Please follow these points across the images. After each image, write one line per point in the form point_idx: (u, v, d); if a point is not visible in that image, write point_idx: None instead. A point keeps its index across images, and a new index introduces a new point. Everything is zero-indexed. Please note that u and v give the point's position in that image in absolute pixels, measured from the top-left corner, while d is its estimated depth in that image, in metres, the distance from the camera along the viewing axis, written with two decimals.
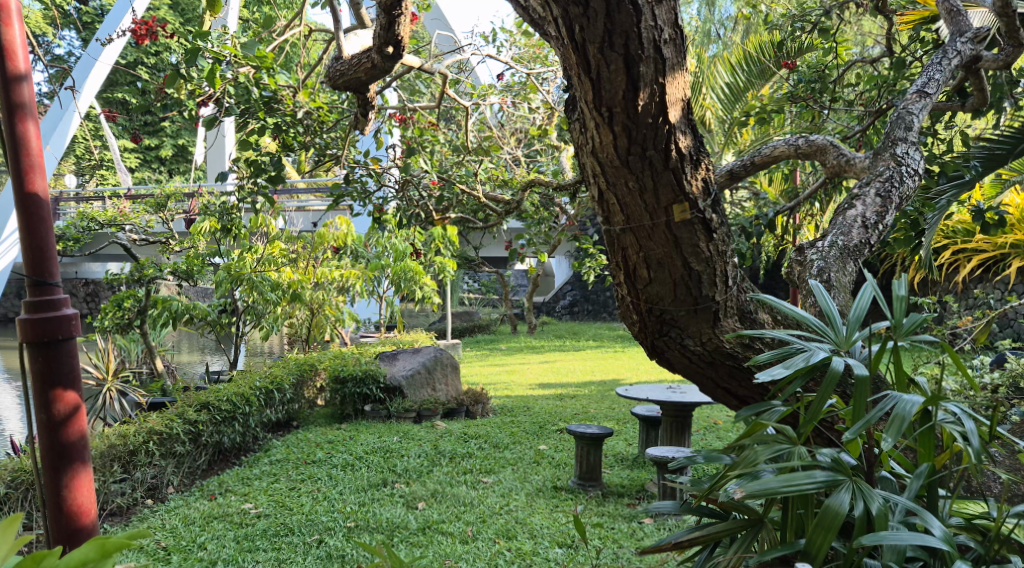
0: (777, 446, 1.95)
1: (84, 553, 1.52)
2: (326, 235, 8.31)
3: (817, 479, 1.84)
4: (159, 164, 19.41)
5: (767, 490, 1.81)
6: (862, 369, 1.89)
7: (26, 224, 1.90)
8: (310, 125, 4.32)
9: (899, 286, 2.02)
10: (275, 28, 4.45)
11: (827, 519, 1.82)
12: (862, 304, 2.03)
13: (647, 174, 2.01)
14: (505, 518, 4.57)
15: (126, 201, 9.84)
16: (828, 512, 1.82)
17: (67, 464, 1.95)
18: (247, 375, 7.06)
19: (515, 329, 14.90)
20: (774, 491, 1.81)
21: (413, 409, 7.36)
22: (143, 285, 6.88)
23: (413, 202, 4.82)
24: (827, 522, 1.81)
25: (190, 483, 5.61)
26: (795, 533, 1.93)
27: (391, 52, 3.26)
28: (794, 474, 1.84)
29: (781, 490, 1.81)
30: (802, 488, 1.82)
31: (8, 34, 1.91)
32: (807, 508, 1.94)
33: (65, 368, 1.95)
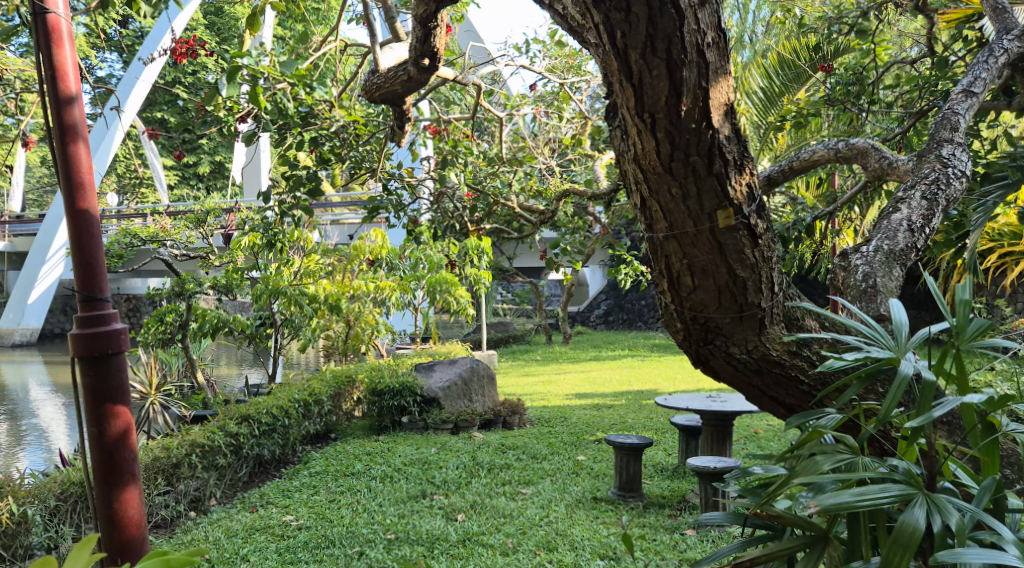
0: (837, 458, 1.92)
1: None
2: (362, 247, 8.39)
3: (890, 493, 1.79)
4: (196, 180, 19.80)
5: (845, 505, 1.74)
6: (929, 374, 1.84)
7: (75, 240, 1.91)
8: (345, 138, 4.38)
9: (960, 289, 1.95)
10: (311, 44, 4.51)
11: (903, 537, 1.74)
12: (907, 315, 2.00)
13: (690, 179, 1.98)
14: (545, 530, 4.55)
15: (167, 217, 10.03)
16: (904, 530, 1.75)
17: (117, 479, 1.95)
18: (285, 387, 7.13)
19: (550, 339, 14.88)
20: (849, 506, 1.74)
21: (449, 420, 7.37)
22: (184, 300, 7.01)
23: (448, 213, 4.84)
24: (904, 540, 1.73)
25: (231, 495, 5.68)
26: (865, 550, 1.86)
27: (427, 64, 3.29)
28: (867, 489, 1.78)
29: (857, 505, 1.74)
30: (876, 502, 1.76)
31: (60, 55, 1.93)
32: (876, 524, 1.88)
33: (115, 384, 1.95)
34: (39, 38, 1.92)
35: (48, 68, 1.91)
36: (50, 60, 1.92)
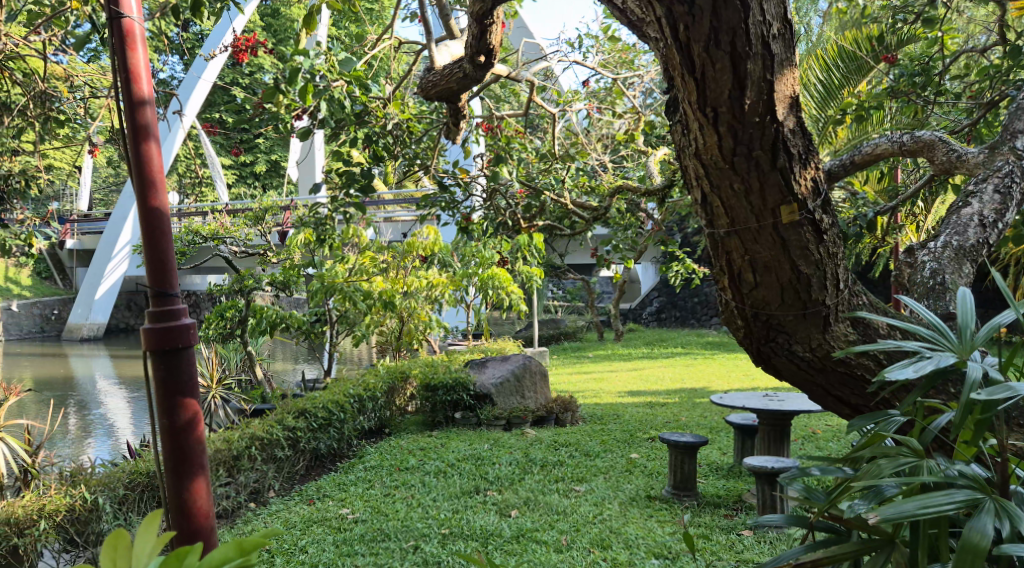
0: (901, 461, 1.87)
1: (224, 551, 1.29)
2: (415, 244, 8.47)
3: (956, 498, 1.71)
4: (253, 179, 20.21)
5: (904, 513, 1.69)
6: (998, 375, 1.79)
7: (148, 237, 1.96)
8: (399, 136, 4.46)
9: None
10: (366, 42, 4.55)
11: (969, 546, 1.67)
12: (969, 310, 1.92)
13: (753, 175, 1.96)
14: (599, 528, 4.53)
15: (226, 215, 10.26)
16: (970, 539, 1.68)
17: (187, 470, 1.99)
18: (341, 383, 7.24)
19: (602, 336, 14.84)
20: (912, 516, 1.69)
21: (502, 417, 7.39)
22: (243, 296, 7.16)
23: (501, 211, 4.86)
24: (969, 550, 1.67)
25: (289, 487, 5.79)
26: (927, 555, 1.83)
27: (483, 61, 3.29)
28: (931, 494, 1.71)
29: (919, 513, 1.68)
30: (941, 510, 1.69)
31: (133, 57, 1.98)
32: (940, 530, 1.83)
33: (185, 376, 1.99)
34: (114, 42, 1.98)
35: (122, 70, 1.97)
36: (124, 62, 1.98)
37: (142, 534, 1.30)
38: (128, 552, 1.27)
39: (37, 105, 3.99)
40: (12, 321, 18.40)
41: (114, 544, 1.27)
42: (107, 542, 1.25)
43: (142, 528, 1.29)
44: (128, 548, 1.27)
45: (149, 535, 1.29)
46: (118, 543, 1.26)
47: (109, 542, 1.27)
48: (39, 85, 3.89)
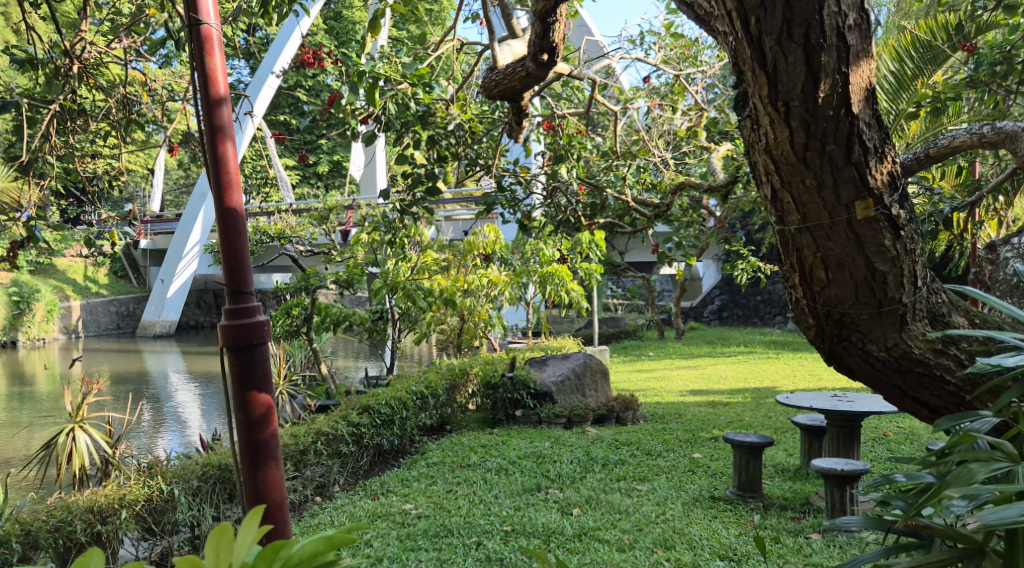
0: (993, 465, 1.80)
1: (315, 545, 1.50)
2: (475, 243, 8.52)
3: None
4: (317, 179, 20.60)
5: (1007, 520, 1.58)
6: None
7: (224, 236, 2.01)
8: (462, 136, 4.50)
9: None
10: (429, 43, 4.59)
11: None
12: None
13: (826, 170, 1.92)
14: (662, 528, 4.50)
15: (291, 215, 10.48)
16: None
17: (261, 462, 2.03)
18: (403, 380, 7.33)
19: (662, 335, 14.70)
20: (1013, 521, 1.57)
21: (562, 415, 7.31)
22: (308, 294, 7.31)
23: (561, 209, 4.86)
24: None
25: (353, 482, 5.89)
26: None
27: (546, 59, 3.28)
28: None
29: (1019, 519, 1.57)
30: None
31: (210, 61, 2.04)
32: None
33: (259, 371, 2.03)
34: (193, 47, 2.04)
35: (200, 75, 2.03)
36: (202, 67, 2.03)
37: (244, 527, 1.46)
38: (231, 544, 1.43)
39: (116, 110, 4.13)
40: (91, 318, 19.11)
41: (218, 536, 1.44)
42: (213, 534, 1.41)
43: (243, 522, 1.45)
44: (231, 540, 1.43)
45: (250, 529, 1.45)
46: (223, 536, 1.42)
47: (214, 535, 1.44)
48: (119, 90, 4.02)
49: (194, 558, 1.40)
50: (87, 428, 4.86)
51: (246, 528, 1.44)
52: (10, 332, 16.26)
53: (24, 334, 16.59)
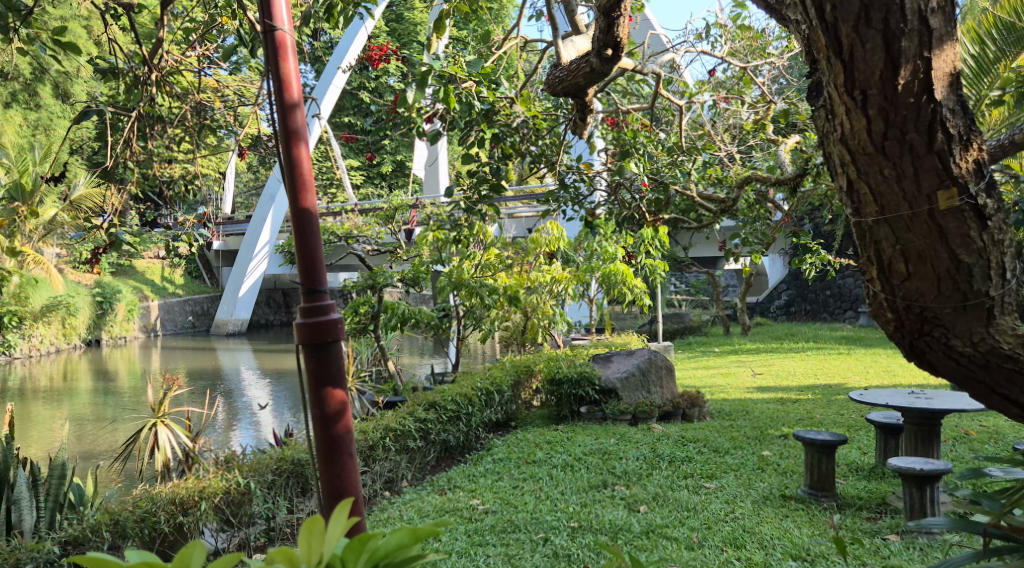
0: None
1: (400, 538, 1.53)
2: (538, 240, 8.53)
3: None
4: (380, 179, 20.90)
5: None
6: None
7: (299, 236, 2.06)
8: (526, 134, 4.50)
9: None
10: (493, 42, 4.60)
11: None
12: None
13: (905, 159, 1.88)
14: (732, 526, 4.44)
15: (357, 215, 10.64)
16: None
17: (338, 456, 2.06)
18: (468, 376, 7.39)
19: (729, 331, 14.48)
20: None
21: (628, 412, 7.32)
22: (375, 292, 7.43)
23: (625, 204, 4.84)
24: None
25: (420, 478, 5.97)
26: None
27: (610, 54, 3.26)
28: None
29: None
30: None
31: (285, 67, 2.09)
32: None
33: (335, 367, 2.07)
34: (267, 52, 2.09)
35: (274, 80, 2.08)
36: (277, 71, 2.08)
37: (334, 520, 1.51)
38: (322, 535, 1.49)
39: (192, 116, 4.25)
40: (168, 317, 19.72)
41: (309, 529, 1.50)
42: (305, 526, 1.47)
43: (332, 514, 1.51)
44: (322, 531, 1.49)
45: (339, 522, 1.50)
46: (314, 528, 1.48)
47: (306, 528, 1.50)
48: (194, 97, 4.14)
49: (287, 549, 1.46)
50: (167, 424, 5.04)
51: (336, 520, 1.50)
52: (93, 330, 16.91)
53: (106, 332, 17.24)
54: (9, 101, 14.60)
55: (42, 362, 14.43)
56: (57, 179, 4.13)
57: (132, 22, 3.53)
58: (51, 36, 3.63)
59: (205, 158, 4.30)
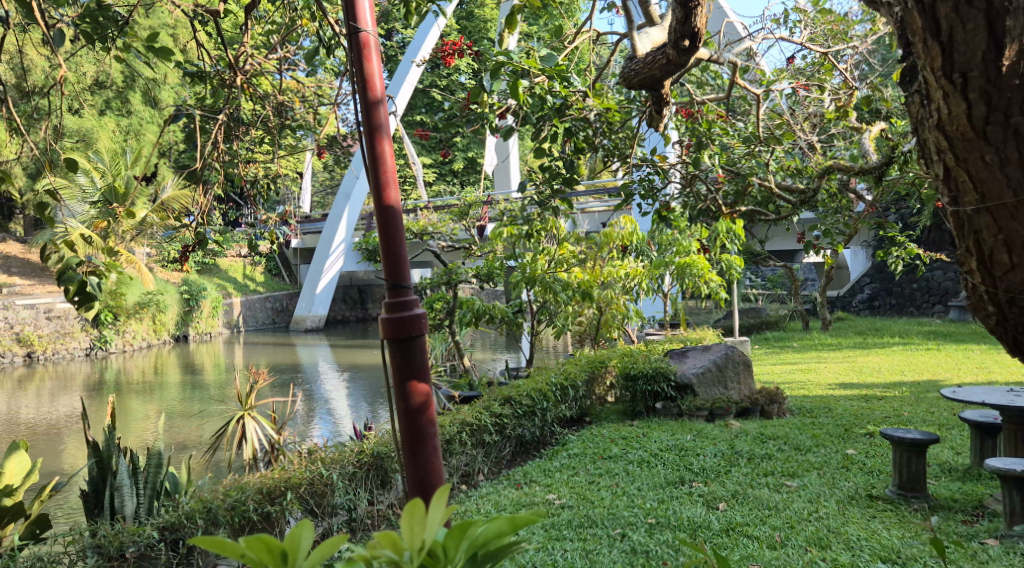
0: None
1: (500, 526, 1.52)
2: (612, 234, 8.47)
3: None
4: (452, 176, 21.12)
5: None
6: None
7: (383, 233, 2.08)
8: (599, 128, 4.48)
9: None
10: (566, 36, 4.59)
11: None
12: None
13: (1010, 144, 1.79)
14: (816, 526, 4.32)
15: (431, 211, 10.75)
16: None
17: (422, 450, 2.08)
18: (543, 371, 7.40)
19: (808, 326, 14.13)
20: None
21: (704, 408, 7.24)
22: (450, 288, 7.52)
23: (700, 197, 4.75)
24: None
25: (497, 471, 6.01)
26: None
27: (687, 45, 3.20)
28: None
29: None
30: None
31: (369, 67, 2.11)
32: None
33: (419, 362, 2.09)
34: (352, 54, 2.12)
35: (359, 81, 2.11)
36: (360, 72, 2.11)
37: (434, 504, 1.50)
38: (423, 518, 1.48)
39: (273, 117, 4.36)
40: (249, 314, 20.29)
41: (410, 512, 1.49)
42: (406, 509, 1.47)
43: (433, 498, 1.50)
44: (423, 515, 1.48)
45: (439, 507, 1.50)
46: (415, 511, 1.48)
47: (406, 511, 1.49)
48: (274, 98, 4.23)
49: (388, 531, 1.46)
50: (254, 416, 5.22)
51: (437, 503, 1.49)
52: (180, 326, 17.52)
53: (193, 328, 17.83)
54: (103, 107, 15.28)
55: (134, 357, 15.03)
56: (147, 180, 4.28)
57: (217, 28, 3.62)
58: (142, 44, 3.77)
59: (284, 158, 4.39)
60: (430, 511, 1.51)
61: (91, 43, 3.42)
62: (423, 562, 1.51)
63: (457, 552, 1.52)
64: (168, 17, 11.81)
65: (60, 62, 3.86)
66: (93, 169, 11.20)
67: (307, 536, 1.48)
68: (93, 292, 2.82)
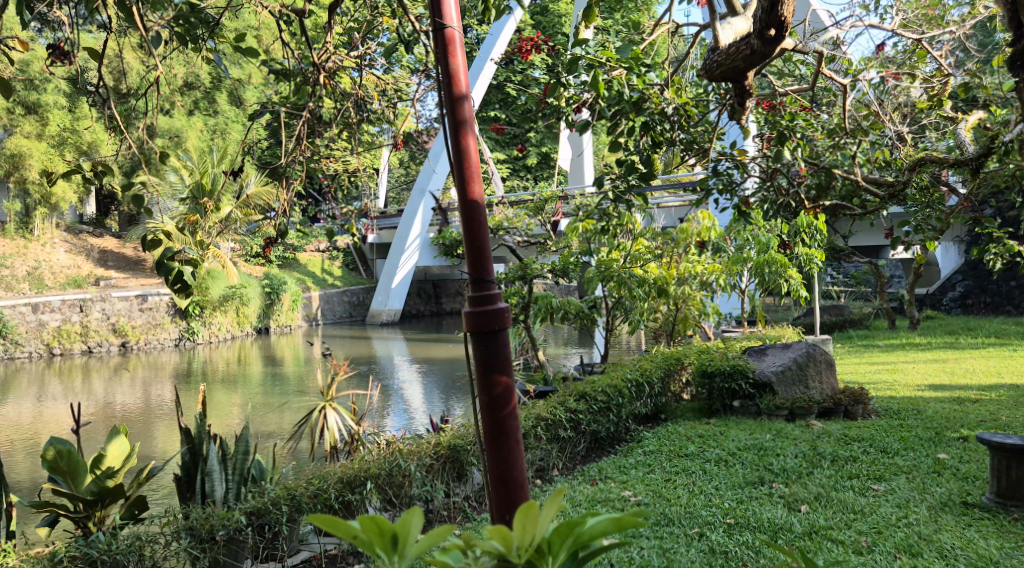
0: None
1: (605, 525, 1.66)
2: (688, 230, 8.37)
3: None
4: (526, 171, 21.18)
5: None
6: None
7: (467, 229, 2.10)
8: (676, 122, 4.42)
9: None
10: (643, 28, 4.53)
11: None
12: None
13: None
14: (906, 532, 4.18)
15: (507, 206, 10.80)
16: None
17: (505, 443, 2.09)
18: (618, 367, 7.36)
19: (895, 325, 13.65)
20: None
21: (784, 407, 7.05)
22: (526, 283, 7.54)
23: (781, 192, 4.63)
24: None
25: (571, 467, 5.99)
26: None
27: (773, 34, 3.14)
28: None
29: None
30: None
31: (453, 62, 2.13)
32: None
33: (502, 356, 2.09)
34: (437, 50, 2.14)
35: (444, 76, 2.13)
36: (446, 68, 2.13)
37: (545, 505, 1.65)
38: (534, 522, 1.63)
39: (353, 114, 4.43)
40: (328, 307, 20.72)
41: (523, 511, 1.63)
42: (521, 510, 1.61)
43: (544, 501, 1.64)
44: (534, 518, 1.62)
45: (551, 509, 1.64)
46: (529, 513, 1.62)
47: (520, 510, 1.63)
48: (354, 94, 4.30)
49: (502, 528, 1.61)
50: (335, 407, 5.36)
51: (548, 507, 1.63)
52: (262, 319, 18.03)
53: (274, 321, 18.31)
54: (192, 108, 15.85)
55: (219, 348, 15.55)
56: (233, 177, 4.42)
57: (303, 27, 3.70)
58: (230, 45, 3.87)
59: (362, 154, 4.45)
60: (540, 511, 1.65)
61: (184, 45, 3.53)
62: (531, 557, 1.66)
63: (560, 550, 1.66)
64: (252, 19, 12.18)
65: (154, 64, 4.01)
66: (183, 167, 11.63)
67: (420, 523, 1.63)
68: (187, 281, 2.91)
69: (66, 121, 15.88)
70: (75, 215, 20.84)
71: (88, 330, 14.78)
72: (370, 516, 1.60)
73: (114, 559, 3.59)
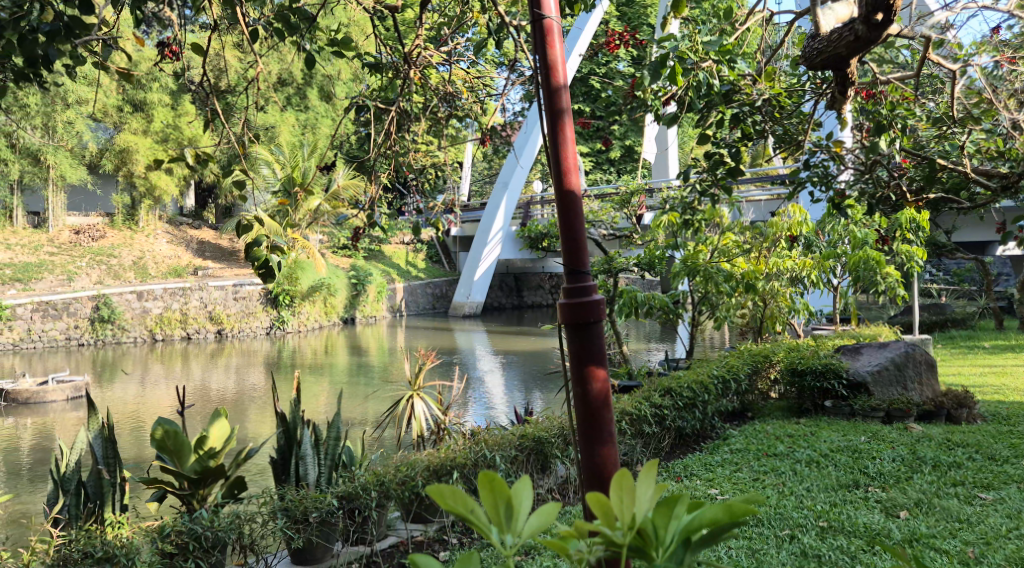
0: None
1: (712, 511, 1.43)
2: (779, 225, 8.14)
3: None
4: (610, 165, 21.02)
5: None
6: None
7: (563, 220, 2.09)
8: (768, 113, 4.28)
9: None
10: (736, 17, 4.40)
11: None
12: None
13: None
14: (1018, 544, 3.97)
15: (592, 199, 10.73)
16: None
17: (598, 435, 2.07)
18: (704, 363, 7.23)
19: (1001, 325, 12.98)
20: None
21: (880, 408, 6.82)
22: (611, 277, 7.48)
23: (881, 184, 4.45)
24: None
25: (656, 463, 5.91)
26: None
27: (880, 19, 3.00)
28: None
29: None
30: None
31: (552, 52, 2.11)
32: None
33: (596, 348, 2.07)
34: (535, 39, 2.12)
35: (543, 66, 2.11)
36: (544, 58, 2.11)
37: (642, 480, 1.44)
38: (633, 495, 1.41)
39: (441, 108, 4.44)
40: (412, 299, 21.03)
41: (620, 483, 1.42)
42: (616, 480, 1.40)
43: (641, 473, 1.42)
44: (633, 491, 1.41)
45: (648, 483, 1.43)
46: (624, 483, 1.40)
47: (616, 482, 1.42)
48: (443, 88, 4.32)
49: (600, 496, 1.39)
50: (422, 397, 5.43)
51: (646, 479, 1.42)
52: (349, 309, 18.42)
53: (360, 311, 18.66)
54: (285, 103, 16.30)
55: (308, 337, 15.96)
56: (323, 170, 4.50)
57: (395, 21, 3.73)
58: (325, 40, 3.94)
59: (448, 148, 4.46)
60: (640, 487, 1.44)
61: (281, 40, 3.60)
62: (634, 543, 1.44)
63: (666, 534, 1.44)
64: (342, 15, 12.43)
65: (252, 59, 4.11)
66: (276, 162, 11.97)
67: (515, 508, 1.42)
68: (274, 268, 2.95)
69: (167, 117, 16.56)
70: (175, 206, 21.73)
71: (187, 317, 15.43)
72: (484, 473, 1.40)
73: (216, 536, 3.72)
